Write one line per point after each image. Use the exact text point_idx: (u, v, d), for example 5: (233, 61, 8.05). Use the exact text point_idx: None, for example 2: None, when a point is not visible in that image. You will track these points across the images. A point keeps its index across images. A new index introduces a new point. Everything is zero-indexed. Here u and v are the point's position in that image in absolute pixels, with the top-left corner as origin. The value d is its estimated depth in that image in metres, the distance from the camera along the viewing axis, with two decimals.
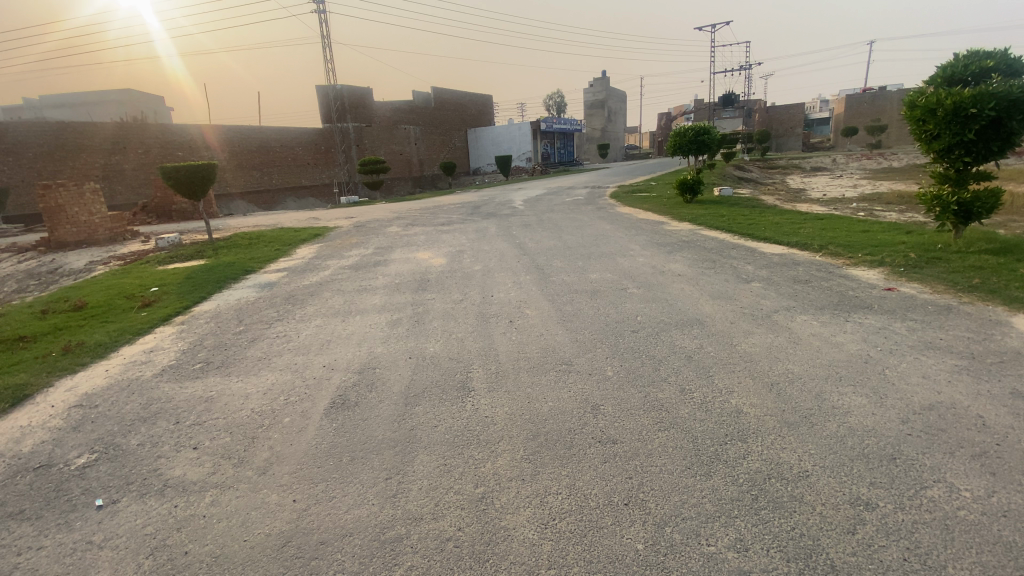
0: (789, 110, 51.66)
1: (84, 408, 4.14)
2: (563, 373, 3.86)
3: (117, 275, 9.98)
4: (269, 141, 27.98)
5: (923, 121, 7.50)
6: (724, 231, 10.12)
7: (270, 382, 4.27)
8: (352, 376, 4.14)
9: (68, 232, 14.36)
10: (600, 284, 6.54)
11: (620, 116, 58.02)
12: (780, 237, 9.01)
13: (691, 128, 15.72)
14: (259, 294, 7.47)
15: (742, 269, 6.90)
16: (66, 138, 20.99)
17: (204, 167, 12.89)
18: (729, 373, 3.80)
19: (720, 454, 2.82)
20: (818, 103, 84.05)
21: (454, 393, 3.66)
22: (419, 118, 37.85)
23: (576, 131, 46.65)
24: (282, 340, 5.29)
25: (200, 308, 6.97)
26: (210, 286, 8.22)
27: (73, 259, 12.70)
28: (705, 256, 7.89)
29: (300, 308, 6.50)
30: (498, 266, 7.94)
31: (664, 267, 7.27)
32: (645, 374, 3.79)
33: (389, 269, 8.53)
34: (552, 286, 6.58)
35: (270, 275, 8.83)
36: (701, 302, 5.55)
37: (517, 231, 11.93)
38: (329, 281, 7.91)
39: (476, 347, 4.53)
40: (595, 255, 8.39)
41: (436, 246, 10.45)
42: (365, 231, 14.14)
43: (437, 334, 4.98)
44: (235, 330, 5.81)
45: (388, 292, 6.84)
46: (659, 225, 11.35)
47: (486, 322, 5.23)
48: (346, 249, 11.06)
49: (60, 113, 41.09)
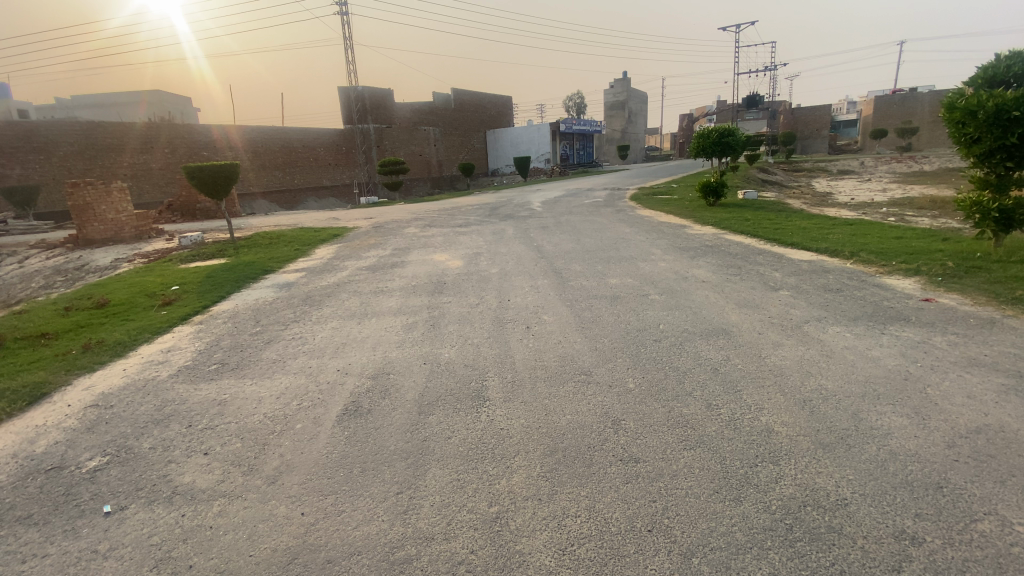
0: (816, 111, 50.48)
1: (99, 408, 4.14)
2: (582, 384, 3.71)
3: (140, 272, 10.13)
4: (291, 142, 28.34)
5: (963, 124, 7.14)
6: (749, 236, 9.84)
7: (284, 385, 4.20)
8: (366, 382, 4.05)
9: (95, 230, 14.69)
10: (621, 289, 6.37)
11: (641, 118, 57.44)
12: (808, 243, 8.71)
13: (714, 129, 15.40)
14: (277, 294, 7.48)
15: (769, 277, 6.66)
16: (95, 137, 21.56)
17: (227, 166, 13.05)
18: (758, 388, 3.61)
19: (752, 478, 2.64)
20: (845, 105, 82.06)
21: (469, 402, 3.53)
22: (439, 119, 37.99)
23: (596, 132, 46.30)
24: (297, 342, 5.24)
25: (218, 308, 7.00)
26: (229, 285, 8.26)
27: (99, 256, 12.99)
28: (729, 261, 7.65)
29: (316, 310, 6.47)
30: (516, 270, 7.81)
31: (687, 273, 7.06)
32: (668, 387, 3.62)
33: (407, 271, 8.47)
34: (572, 290, 6.43)
35: (288, 275, 8.86)
36: (727, 311, 5.34)
37: (536, 233, 11.79)
38: (347, 282, 7.88)
39: (493, 353, 4.41)
40: (615, 259, 8.21)
41: (454, 248, 10.38)
42: (383, 232, 14.16)
43: (452, 339, 4.87)
44: (251, 331, 5.79)
45: (405, 295, 6.77)
46: (681, 229, 11.10)
47: (504, 328, 5.10)
48: (364, 250, 11.07)
49: (92, 113, 42.38)
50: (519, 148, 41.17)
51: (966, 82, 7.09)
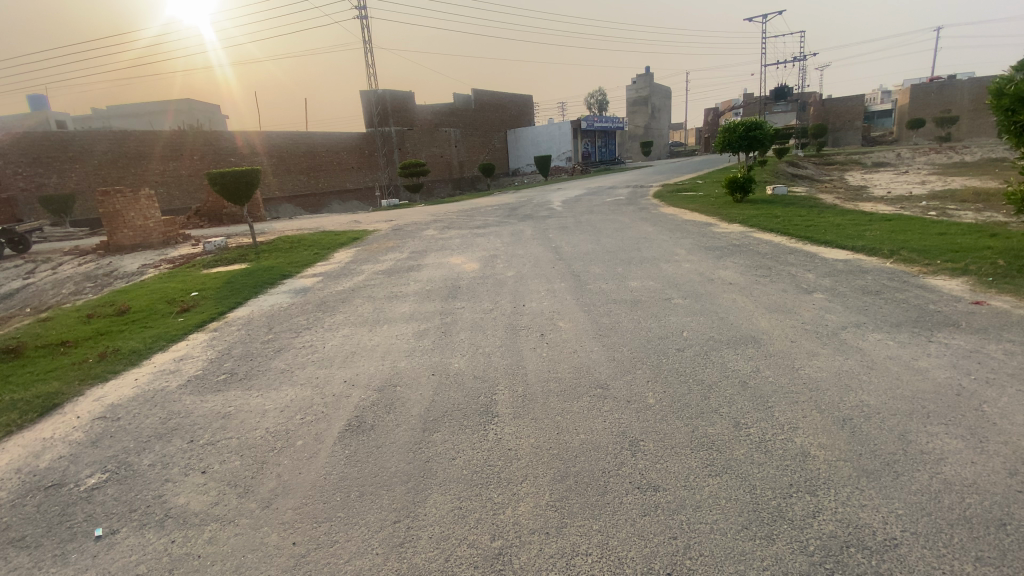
0: (848, 102, 48.71)
1: (106, 421, 4.09)
2: (598, 399, 3.46)
3: (164, 278, 10.29)
4: (315, 146, 28.70)
5: (1012, 111, 6.57)
6: (779, 234, 9.38)
7: (289, 397, 4.07)
8: (372, 395, 3.88)
9: (125, 236, 15.08)
10: (642, 293, 6.08)
11: (664, 113, 56.41)
12: (843, 241, 8.23)
13: (741, 123, 14.85)
14: (292, 299, 7.44)
15: (802, 278, 6.27)
16: (127, 146, 22.21)
17: (248, 172, 13.18)
18: (790, 405, 3.32)
19: (786, 511, 2.37)
20: (879, 95, 79.09)
21: (476, 418, 3.33)
22: (459, 120, 37.99)
23: (618, 128, 45.65)
24: (307, 351, 5.12)
25: (233, 314, 6.98)
26: (246, 290, 8.25)
27: (128, 262, 13.29)
28: (758, 262, 7.26)
29: (329, 316, 6.38)
30: (533, 273, 7.59)
31: (713, 274, 6.73)
32: (692, 403, 3.35)
33: (423, 274, 8.33)
34: (590, 294, 6.18)
35: (305, 280, 8.82)
36: (755, 316, 5.01)
37: (555, 234, 11.55)
38: (362, 287, 7.79)
39: (505, 364, 4.19)
40: (637, 260, 7.91)
41: (472, 250, 10.21)
42: (402, 234, 14.11)
43: (463, 348, 4.67)
44: (263, 339, 5.71)
45: (418, 300, 6.61)
46: (707, 228, 10.68)
47: (517, 336, 4.88)
48: (382, 253, 11.02)
49: (126, 122, 43.88)
50: (540, 147, 40.87)
51: (1015, 66, 6.50)
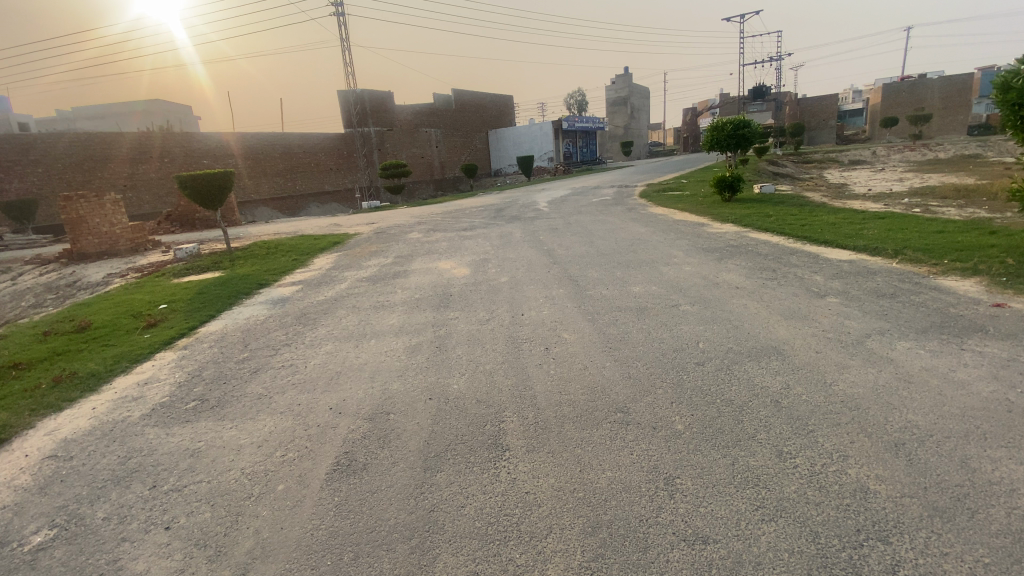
0: (822, 101, 49.61)
1: (57, 461, 3.56)
2: (620, 427, 3.08)
3: (130, 289, 9.62)
4: (291, 147, 27.87)
5: (1018, 106, 6.41)
6: (775, 233, 9.18)
7: (268, 429, 3.60)
8: (362, 426, 3.44)
9: (89, 243, 14.24)
10: (647, 299, 5.74)
11: (644, 113, 56.59)
12: (843, 240, 8.04)
13: (729, 121, 14.69)
14: (270, 311, 6.91)
15: (810, 280, 6.02)
16: (93, 148, 21.16)
17: (221, 174, 12.53)
18: (834, 430, 3.00)
19: (861, 566, 2.03)
20: (850, 95, 80.89)
21: (484, 453, 2.92)
22: (439, 120, 37.43)
23: (599, 128, 45.60)
24: (287, 372, 4.63)
25: (206, 329, 6.43)
26: (220, 302, 7.68)
27: (92, 271, 12.51)
28: (761, 263, 7.00)
29: (311, 329, 5.89)
30: (527, 278, 7.20)
31: (718, 277, 6.44)
32: (725, 429, 3.01)
33: (410, 282, 7.87)
34: (591, 301, 5.83)
35: (284, 289, 8.28)
36: (772, 324, 4.71)
37: (545, 236, 11.17)
38: (345, 296, 7.30)
39: (509, 385, 3.78)
40: (635, 264, 7.56)
41: (460, 255, 9.78)
42: (385, 238, 13.59)
43: (461, 366, 4.26)
44: (238, 358, 5.19)
45: (407, 311, 6.15)
46: (700, 228, 10.43)
47: (519, 350, 4.48)
48: (365, 259, 10.52)
49: (92, 124, 42.22)
50: (522, 147, 40.55)
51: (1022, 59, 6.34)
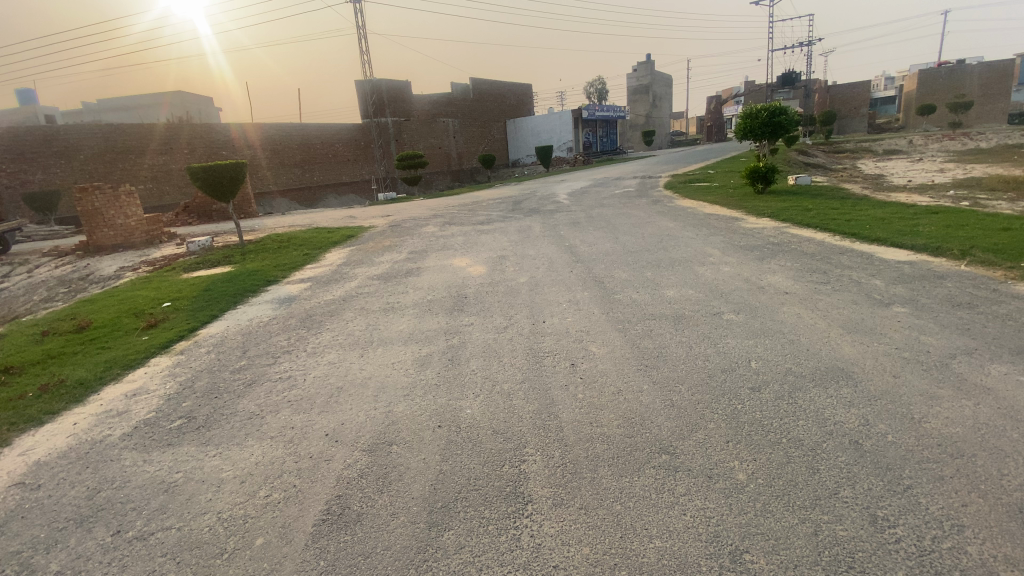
0: (854, 88, 47.63)
1: (21, 491, 3.17)
2: (667, 477, 2.53)
3: (138, 284, 9.35)
4: (309, 137, 27.60)
5: None
6: (818, 229, 8.46)
7: (254, 460, 3.14)
8: (360, 459, 2.95)
9: (104, 235, 14.11)
10: (683, 305, 5.14)
11: (666, 102, 55.12)
12: (897, 238, 7.31)
13: (764, 108, 13.82)
14: (274, 312, 6.49)
15: (870, 286, 5.36)
16: (113, 139, 21.12)
17: (232, 166, 12.19)
18: (937, 487, 2.41)
19: None
20: (883, 82, 77.67)
21: (503, 507, 2.41)
22: (457, 110, 36.82)
23: (620, 117, 44.45)
24: (284, 386, 4.17)
25: (207, 330, 6.04)
26: (225, 300, 7.29)
27: (106, 264, 12.35)
28: (809, 264, 6.34)
29: (316, 334, 5.44)
30: (549, 278, 6.67)
31: (762, 280, 5.80)
32: (800, 483, 2.45)
33: (423, 280, 7.37)
34: (620, 306, 5.27)
35: (292, 286, 7.86)
36: (833, 341, 4.09)
37: (566, 230, 10.58)
38: (354, 296, 6.85)
39: (531, 410, 3.27)
40: (666, 263, 6.96)
41: (477, 250, 9.25)
42: (400, 231, 13.13)
43: (475, 385, 3.74)
44: (234, 367, 4.76)
45: (419, 314, 5.67)
46: (734, 223, 9.72)
47: (542, 365, 3.94)
48: (378, 254, 10.09)
49: (116, 115, 42.71)
50: (540, 137, 39.75)
51: None
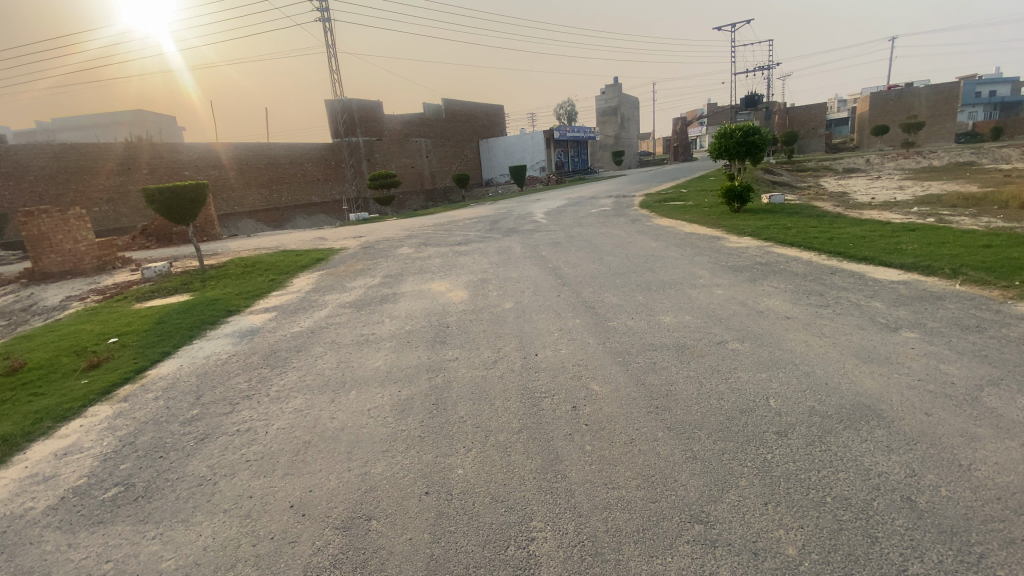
0: (812, 110, 49.65)
1: None
2: (707, 558, 2.11)
3: (84, 316, 8.55)
4: (277, 157, 26.82)
5: None
6: (803, 248, 8.36)
7: (202, 543, 2.59)
8: (333, 540, 2.45)
9: (52, 262, 13.10)
10: (683, 333, 4.80)
11: (634, 123, 56.36)
12: (885, 257, 7.23)
13: (738, 127, 13.94)
14: (235, 347, 5.90)
15: (871, 309, 5.16)
16: (66, 159, 19.95)
17: (192, 187, 11.51)
18: (1014, 556, 2.07)
19: None
20: (837, 104, 81.64)
21: None
22: (429, 130, 36.61)
23: (591, 137, 45.10)
24: (241, 441, 3.60)
25: (157, 370, 5.40)
26: (180, 334, 6.63)
27: (51, 293, 11.38)
28: (803, 285, 6.15)
29: (281, 374, 4.88)
30: (535, 304, 6.29)
31: (759, 304, 5.55)
32: (860, 558, 2.08)
33: (400, 308, 6.87)
34: (615, 335, 4.91)
35: (255, 317, 7.25)
36: (849, 372, 3.81)
37: (547, 251, 10.25)
38: (325, 327, 6.31)
39: (533, 469, 2.82)
40: (655, 285, 6.67)
41: (456, 274, 8.79)
42: (372, 253, 12.58)
43: (466, 436, 3.27)
44: (185, 417, 4.16)
45: (397, 348, 5.17)
46: (716, 242, 9.57)
47: (539, 409, 3.51)
48: (349, 279, 9.54)
49: (71, 136, 41.00)
50: (513, 157, 39.84)
51: None
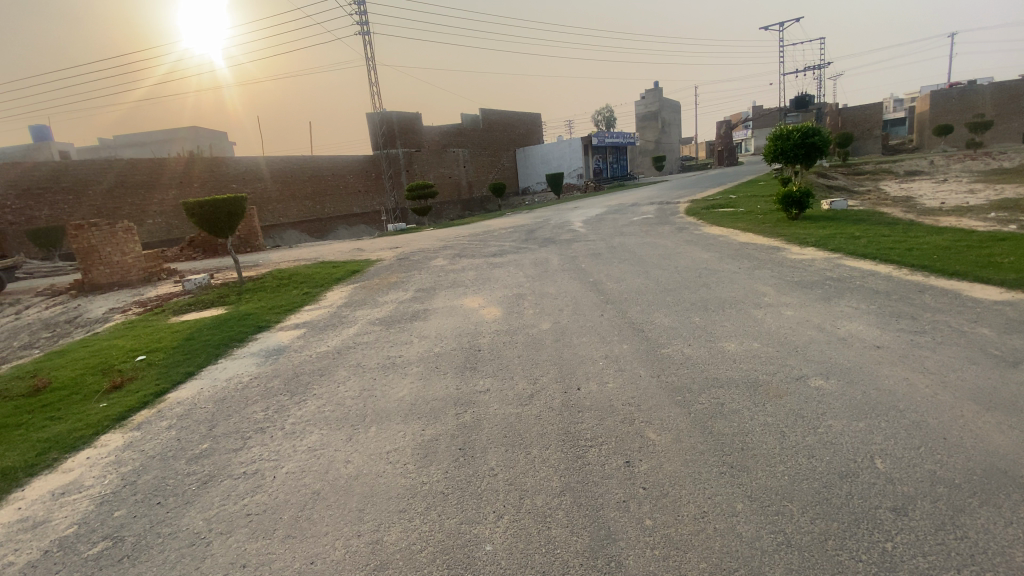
0: (866, 110, 46.92)
1: None
2: None
3: (122, 330, 8.54)
4: (319, 169, 27.31)
5: None
6: (878, 261, 7.44)
7: None
8: None
9: (100, 274, 13.51)
10: (752, 366, 4.10)
11: (674, 128, 54.91)
12: (981, 271, 6.26)
13: (795, 128, 12.96)
14: (257, 369, 5.58)
15: (981, 337, 4.32)
16: (123, 174, 20.78)
17: (230, 200, 11.55)
18: None
19: None
20: (893, 104, 77.27)
21: None
22: (467, 140, 36.65)
23: (630, 143, 44.08)
24: (246, 488, 3.19)
25: (176, 395, 5.13)
26: (205, 353, 6.40)
27: (98, 305, 11.65)
28: (888, 306, 5.33)
29: (300, 402, 4.50)
30: (577, 324, 5.72)
31: (839, 329, 4.79)
32: None
33: (431, 327, 6.42)
34: (670, 366, 4.27)
35: (283, 335, 6.98)
36: (974, 422, 3.05)
37: (587, 263, 9.66)
38: (351, 348, 5.92)
39: (579, 553, 2.25)
40: (712, 304, 5.98)
41: (491, 288, 8.31)
42: (407, 265, 12.29)
43: (497, 496, 2.72)
44: (193, 453, 3.81)
45: (424, 375, 4.70)
46: (776, 254, 8.72)
47: (585, 463, 2.92)
48: (382, 292, 9.22)
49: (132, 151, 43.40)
50: (551, 165, 39.37)
51: None
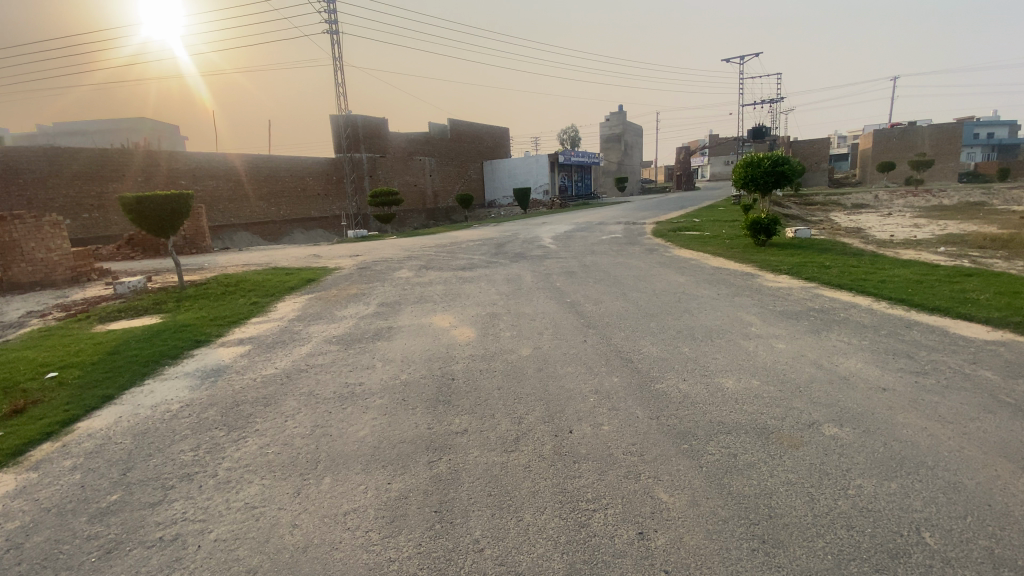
0: (816, 145, 49.57)
1: None
2: None
3: (33, 340, 7.40)
4: (277, 170, 26.00)
5: None
6: (855, 293, 7.38)
7: None
8: None
9: (19, 272, 12.01)
10: (759, 409, 3.72)
11: (637, 151, 56.20)
12: (958, 308, 6.26)
13: (766, 157, 13.14)
14: (192, 394, 4.79)
15: (984, 381, 4.14)
16: (58, 162, 18.93)
17: (176, 199, 10.52)
18: None
19: None
20: (837, 139, 82.38)
21: None
22: (434, 149, 36.02)
23: (595, 163, 44.65)
24: (162, 562, 2.51)
25: (87, 425, 4.28)
26: (129, 372, 5.50)
27: (12, 307, 10.26)
28: (880, 342, 5.15)
29: (241, 439, 3.78)
30: (560, 351, 5.25)
31: (839, 367, 4.53)
32: None
33: (396, 349, 5.78)
34: (670, 405, 3.84)
35: (225, 352, 6.15)
36: (1012, 485, 2.76)
37: (561, 282, 9.29)
38: (304, 371, 5.21)
39: None
40: (701, 333, 5.65)
41: (462, 305, 7.76)
42: (369, 276, 11.54)
43: None
44: (100, 508, 3.05)
45: (390, 408, 4.09)
46: (752, 280, 8.61)
47: (593, 536, 2.42)
48: (341, 305, 8.49)
49: (70, 140, 40.30)
50: (517, 179, 39.27)
51: None
